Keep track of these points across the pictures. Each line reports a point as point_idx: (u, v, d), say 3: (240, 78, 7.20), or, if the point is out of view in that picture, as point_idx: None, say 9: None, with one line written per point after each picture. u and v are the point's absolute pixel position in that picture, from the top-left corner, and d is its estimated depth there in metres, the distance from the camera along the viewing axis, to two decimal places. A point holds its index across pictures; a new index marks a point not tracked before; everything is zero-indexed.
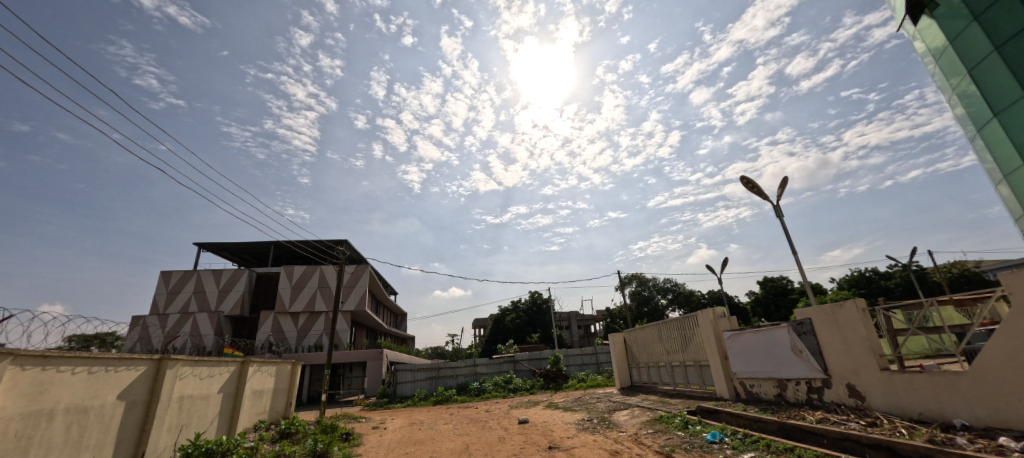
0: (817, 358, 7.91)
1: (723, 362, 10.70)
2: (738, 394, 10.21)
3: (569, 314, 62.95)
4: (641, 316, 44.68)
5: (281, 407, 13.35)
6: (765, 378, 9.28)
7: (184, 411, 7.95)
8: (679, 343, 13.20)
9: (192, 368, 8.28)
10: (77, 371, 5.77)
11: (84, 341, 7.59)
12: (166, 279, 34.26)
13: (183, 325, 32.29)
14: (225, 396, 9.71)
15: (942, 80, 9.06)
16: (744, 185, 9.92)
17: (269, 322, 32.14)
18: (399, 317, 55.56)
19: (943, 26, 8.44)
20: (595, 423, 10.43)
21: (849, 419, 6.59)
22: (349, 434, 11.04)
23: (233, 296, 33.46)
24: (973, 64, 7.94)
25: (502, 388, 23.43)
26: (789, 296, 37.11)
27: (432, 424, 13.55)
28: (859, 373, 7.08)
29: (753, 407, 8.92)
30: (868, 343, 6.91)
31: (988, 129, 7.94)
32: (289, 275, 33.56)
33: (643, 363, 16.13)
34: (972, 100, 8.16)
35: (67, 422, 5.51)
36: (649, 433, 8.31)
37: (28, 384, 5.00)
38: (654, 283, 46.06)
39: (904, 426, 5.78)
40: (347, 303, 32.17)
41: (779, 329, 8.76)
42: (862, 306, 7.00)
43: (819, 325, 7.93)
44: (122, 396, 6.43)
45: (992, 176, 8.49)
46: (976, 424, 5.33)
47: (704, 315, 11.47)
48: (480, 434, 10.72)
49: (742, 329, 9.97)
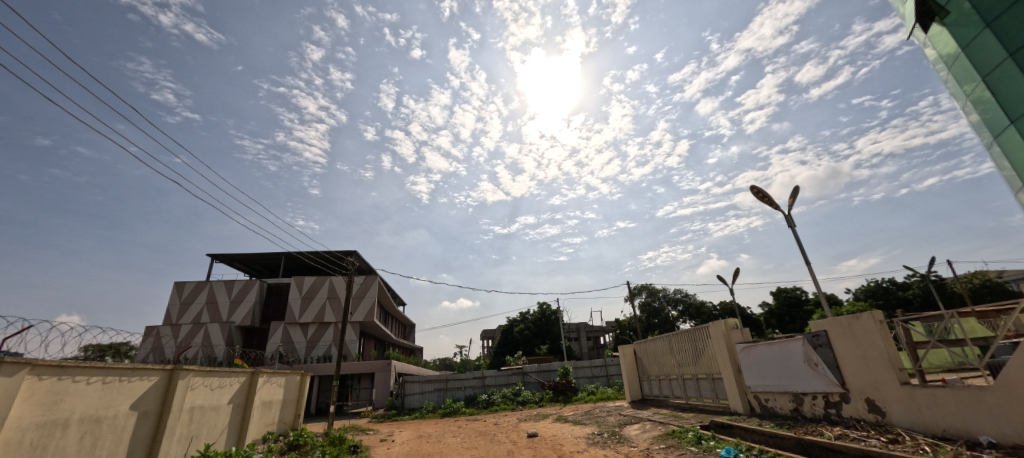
0: (834, 371, 7.71)
1: (736, 376, 10.45)
2: (753, 408, 9.95)
3: (578, 325, 62.40)
4: (652, 327, 44.11)
5: (288, 419, 13.30)
6: (780, 392, 9.01)
7: (194, 422, 7.98)
8: (690, 355, 12.97)
9: (203, 379, 8.35)
10: (92, 381, 5.87)
11: (99, 351, 7.71)
12: (179, 290, 34.85)
13: (195, 336, 32.71)
14: (235, 407, 9.72)
15: (955, 87, 8.94)
16: (755, 195, 9.81)
17: (278, 333, 32.34)
18: (407, 327, 55.61)
19: (955, 33, 8.34)
20: (606, 437, 10.28)
21: (869, 435, 6.36)
22: (357, 446, 10.94)
23: (244, 307, 33.81)
24: (987, 70, 7.83)
25: (510, 400, 23.16)
26: (803, 307, 36.41)
27: (440, 437, 13.40)
28: (877, 387, 6.86)
29: (768, 422, 8.67)
30: (887, 357, 6.72)
31: (1005, 136, 7.79)
32: (299, 285, 33.88)
33: (654, 376, 15.80)
34: (987, 107, 8.04)
35: (82, 432, 5.60)
36: (661, 448, 8.12)
37: (44, 393, 5.10)
38: (664, 293, 45.62)
39: (927, 443, 5.56)
40: (356, 314, 32.21)
41: (793, 341, 8.56)
42: (879, 318, 6.85)
43: (835, 338, 7.73)
44: (134, 406, 6.52)
45: (1011, 184, 8.26)
46: (1003, 442, 5.10)
47: (716, 327, 11.24)
48: (488, 448, 10.57)
49: (755, 341, 9.73)
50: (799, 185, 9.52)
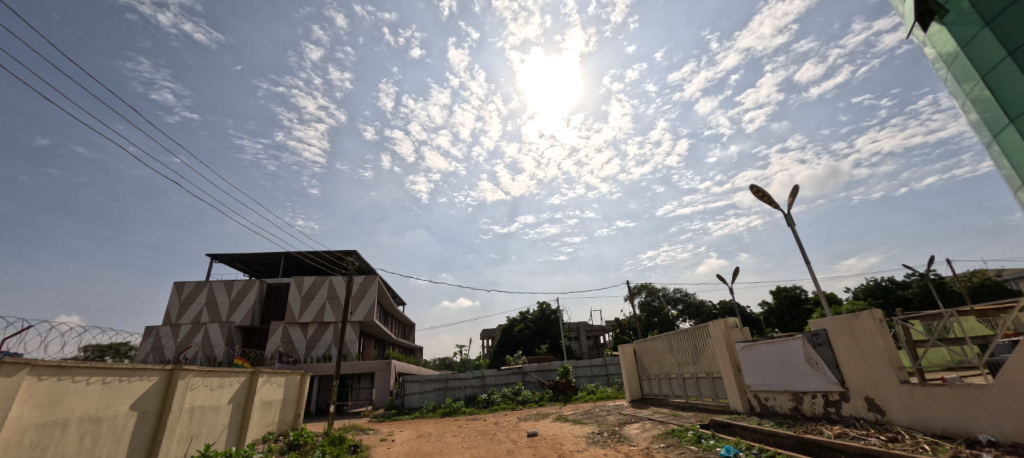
0: (833, 370, 7.72)
1: (736, 375, 10.45)
2: (752, 407, 9.95)
3: (577, 324, 62.38)
4: (652, 327, 44.12)
5: (288, 419, 13.30)
6: (780, 391, 9.02)
7: (195, 421, 7.99)
8: (690, 354, 12.98)
9: (203, 379, 8.35)
10: (92, 381, 5.86)
11: (99, 351, 7.70)
12: (178, 290, 34.81)
13: (195, 336, 32.68)
14: (235, 407, 9.72)
15: (954, 86, 8.93)
16: (754, 194, 9.81)
17: (278, 333, 32.33)
18: (407, 326, 55.61)
19: (954, 32, 8.33)
20: (606, 436, 10.27)
21: (869, 434, 6.36)
22: (357, 446, 10.95)
23: (244, 307, 33.79)
24: (987, 69, 7.83)
25: (510, 400, 23.16)
26: (802, 306, 36.45)
27: (440, 436, 13.40)
28: (877, 386, 6.87)
29: (769, 421, 8.67)
30: (886, 355, 6.73)
31: (1005, 135, 7.79)
32: (298, 285, 33.86)
33: (654, 375, 15.82)
34: (986, 106, 8.04)
35: (81, 432, 5.59)
36: (661, 447, 8.13)
37: (42, 394, 5.08)
38: (664, 293, 45.64)
39: (927, 442, 5.57)
40: (356, 314, 32.21)
41: (793, 340, 8.57)
42: (879, 317, 6.85)
43: (834, 337, 7.73)
44: (134, 406, 6.51)
45: (1010, 183, 8.27)
46: (1002, 440, 5.11)
47: (716, 326, 11.24)
48: (488, 448, 10.55)
49: (755, 341, 9.74)
50: (799, 184, 9.52)
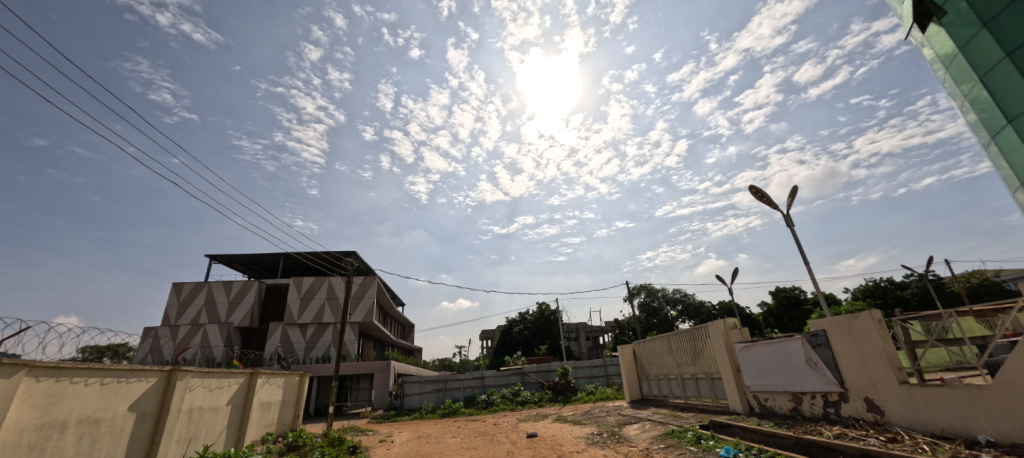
0: (833, 371, 7.73)
1: (735, 375, 10.45)
2: (752, 408, 9.95)
3: (577, 325, 62.38)
4: (652, 327, 44.16)
5: (287, 420, 13.25)
6: (780, 392, 9.02)
7: (193, 423, 7.97)
8: (689, 355, 12.98)
9: (202, 380, 8.35)
10: (90, 382, 5.84)
11: (97, 352, 7.65)
12: (177, 291, 34.74)
13: (193, 337, 32.61)
14: (234, 408, 9.72)
15: (953, 86, 8.96)
16: (754, 194, 9.82)
17: (277, 333, 32.29)
18: (407, 327, 55.56)
19: (952, 33, 8.36)
20: (605, 437, 10.28)
21: (868, 434, 6.36)
22: (356, 446, 10.96)
23: (243, 308, 33.74)
24: (985, 70, 7.86)
25: (510, 400, 23.15)
26: (801, 306, 36.52)
27: (439, 437, 13.36)
28: (877, 386, 6.87)
29: (768, 421, 8.67)
30: (885, 356, 6.74)
31: (1003, 136, 7.80)
32: (297, 286, 33.82)
33: (654, 376, 15.80)
34: (984, 107, 8.06)
35: (79, 434, 5.56)
36: (661, 448, 8.13)
37: (39, 396, 5.04)
38: (663, 293, 45.67)
39: (926, 442, 5.57)
40: (355, 315, 32.16)
41: (792, 341, 8.57)
42: (878, 317, 6.87)
43: (833, 338, 7.75)
44: (132, 408, 6.49)
45: (1009, 183, 8.27)
46: (1001, 440, 5.12)
47: (715, 326, 11.23)
48: (487, 449, 10.58)
49: (755, 341, 9.74)
50: (798, 185, 9.54)
